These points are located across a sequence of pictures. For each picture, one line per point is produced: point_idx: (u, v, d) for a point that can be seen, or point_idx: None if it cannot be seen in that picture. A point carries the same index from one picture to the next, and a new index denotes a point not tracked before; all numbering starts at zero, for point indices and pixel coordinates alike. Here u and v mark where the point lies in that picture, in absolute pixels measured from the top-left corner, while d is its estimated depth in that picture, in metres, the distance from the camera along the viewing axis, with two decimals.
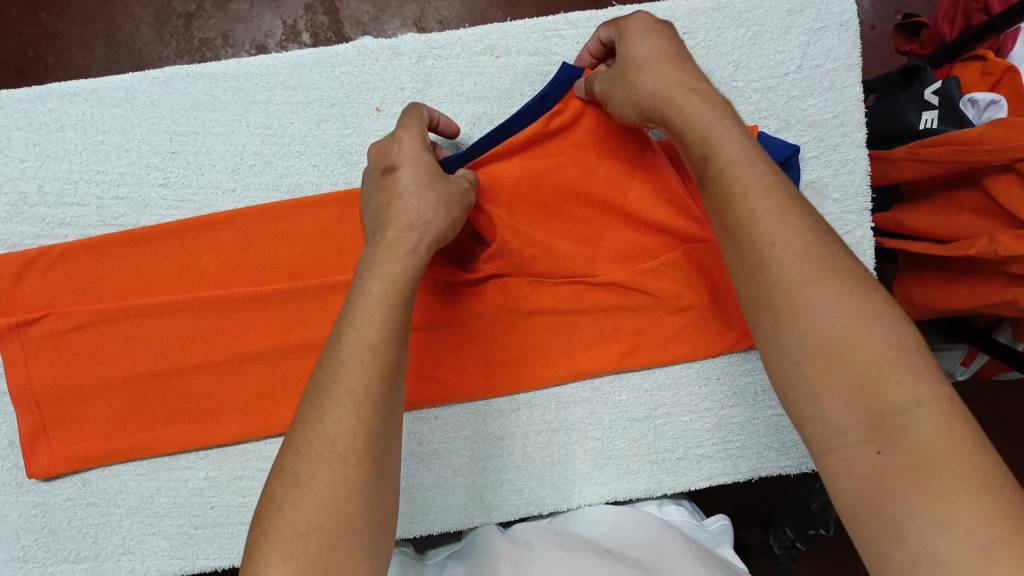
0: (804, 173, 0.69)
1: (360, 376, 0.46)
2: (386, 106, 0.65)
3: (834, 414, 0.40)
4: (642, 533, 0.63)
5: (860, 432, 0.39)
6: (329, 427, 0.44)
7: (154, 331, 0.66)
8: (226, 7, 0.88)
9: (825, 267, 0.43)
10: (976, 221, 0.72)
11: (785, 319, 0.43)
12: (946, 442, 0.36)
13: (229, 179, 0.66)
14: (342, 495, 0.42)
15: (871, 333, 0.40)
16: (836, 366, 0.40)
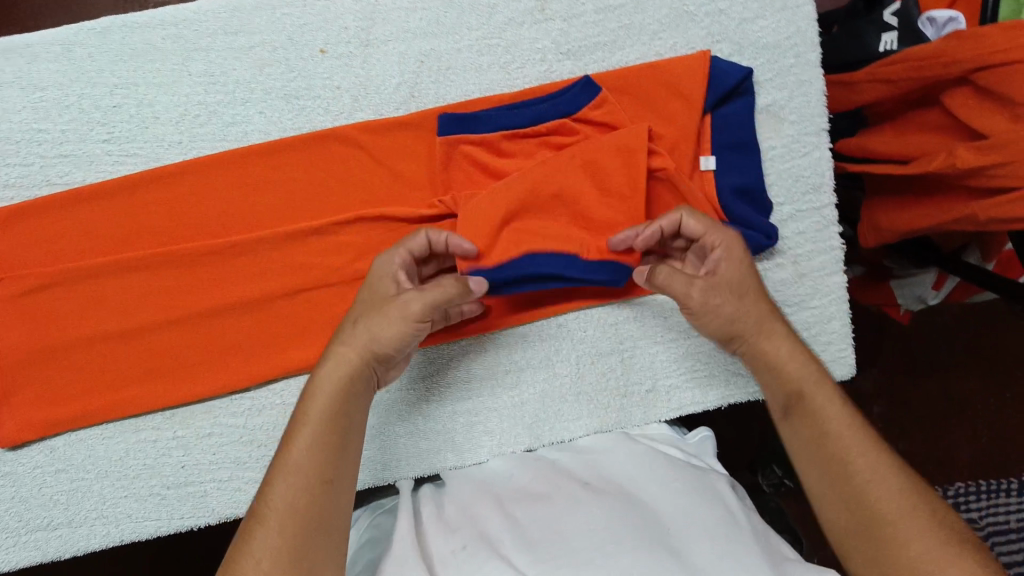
0: (760, 97, 0.68)
1: (304, 459, 0.49)
2: (330, 47, 0.64)
3: (877, 542, 0.46)
4: (647, 466, 0.61)
5: (886, 545, 0.45)
6: (284, 514, 0.47)
7: (110, 290, 0.64)
8: None
9: (876, 447, 0.49)
10: (936, 139, 0.72)
11: (843, 509, 0.48)
12: (942, 558, 0.43)
13: (175, 131, 0.64)
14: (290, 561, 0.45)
15: (914, 497, 0.46)
16: (895, 535, 0.45)
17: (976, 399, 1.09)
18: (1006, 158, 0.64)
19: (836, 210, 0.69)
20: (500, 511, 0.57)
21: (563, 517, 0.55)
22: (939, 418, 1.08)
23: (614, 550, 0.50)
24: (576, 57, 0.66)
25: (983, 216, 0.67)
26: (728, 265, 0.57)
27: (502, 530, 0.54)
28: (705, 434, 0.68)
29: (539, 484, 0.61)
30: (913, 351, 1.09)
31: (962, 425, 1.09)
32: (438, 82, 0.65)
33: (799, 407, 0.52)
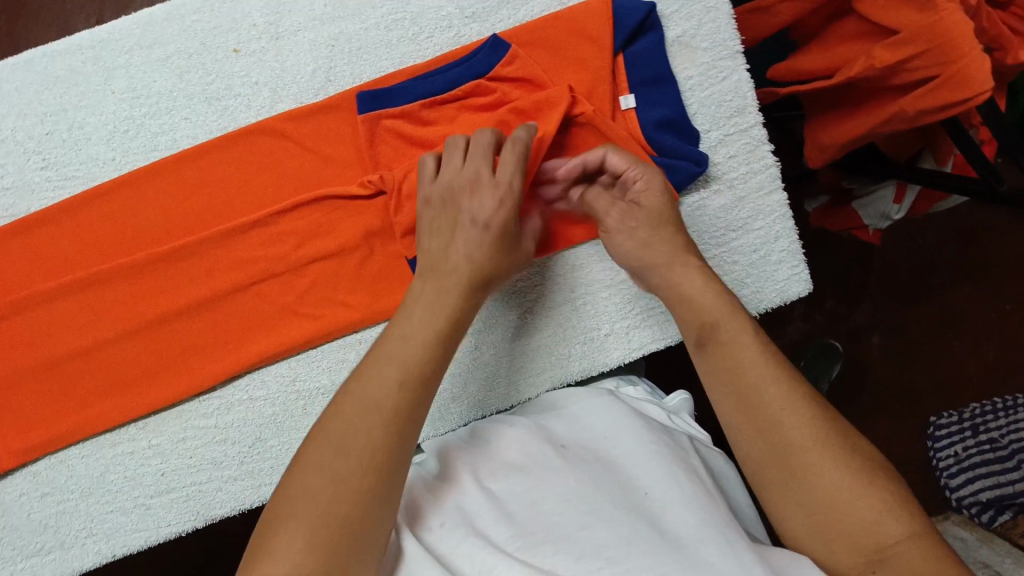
0: (668, 30, 0.69)
1: (354, 444, 0.45)
2: (243, 45, 0.66)
3: (807, 467, 0.47)
4: (608, 421, 0.62)
5: (814, 466, 0.47)
6: (350, 458, 0.45)
7: (67, 311, 0.67)
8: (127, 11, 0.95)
9: (789, 377, 0.51)
10: (857, 47, 0.71)
11: (763, 441, 0.49)
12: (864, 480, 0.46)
13: (108, 149, 0.67)
14: (350, 513, 0.43)
15: (826, 430, 0.48)
16: (805, 470, 0.47)
17: (975, 316, 1.08)
18: (921, 47, 0.64)
19: (765, 128, 0.69)
20: (475, 483, 0.57)
21: (538, 481, 0.55)
22: (938, 340, 1.08)
23: (592, 520, 0.50)
24: (483, 18, 0.68)
25: (910, 111, 0.67)
26: (641, 229, 0.62)
27: (476, 499, 0.55)
28: (683, 396, 0.70)
29: (517, 449, 0.60)
30: (901, 276, 1.08)
31: (964, 344, 1.08)
32: (352, 63, 0.67)
33: (714, 344, 0.54)
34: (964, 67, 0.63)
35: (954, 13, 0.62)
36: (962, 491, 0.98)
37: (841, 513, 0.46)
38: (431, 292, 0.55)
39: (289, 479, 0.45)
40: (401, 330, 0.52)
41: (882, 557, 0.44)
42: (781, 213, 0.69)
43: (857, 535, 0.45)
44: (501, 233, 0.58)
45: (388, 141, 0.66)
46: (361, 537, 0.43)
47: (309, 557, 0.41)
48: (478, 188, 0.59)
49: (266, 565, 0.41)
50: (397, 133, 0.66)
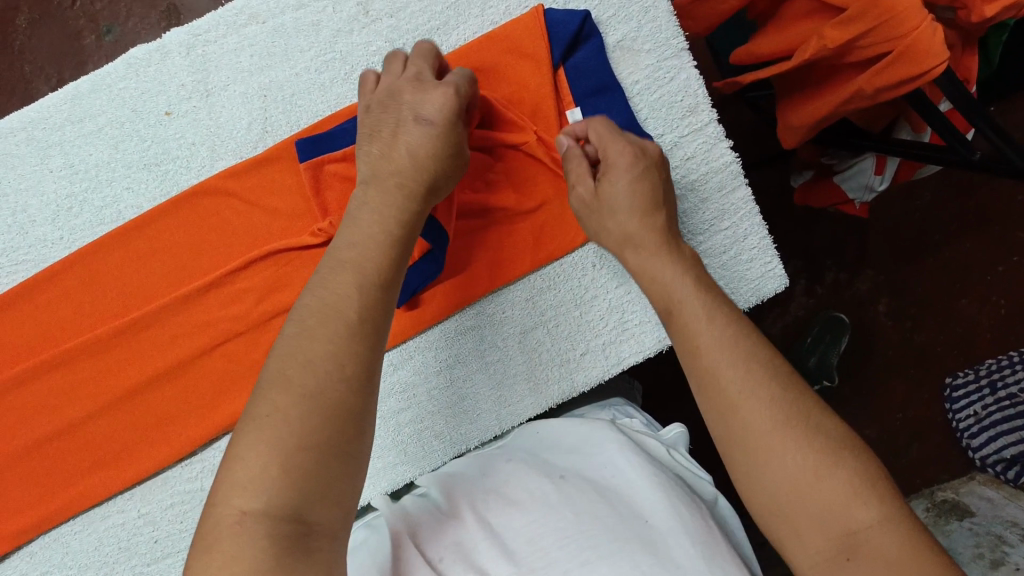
0: (607, 36, 0.67)
1: (323, 358, 0.43)
2: (174, 108, 0.65)
3: (779, 449, 0.43)
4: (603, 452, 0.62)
5: (786, 444, 0.43)
6: (315, 374, 0.43)
7: (39, 394, 0.67)
8: (85, 69, 0.95)
9: (753, 364, 0.47)
10: (808, 25, 0.68)
11: (726, 424, 0.46)
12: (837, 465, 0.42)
13: (54, 229, 0.66)
14: (326, 439, 0.41)
15: (793, 412, 0.44)
16: (765, 455, 0.44)
17: (980, 270, 1.04)
18: (868, 24, 0.61)
19: (721, 125, 0.66)
20: (476, 520, 0.57)
21: (540, 519, 0.54)
22: (946, 298, 1.04)
23: (592, 559, 0.50)
24: (414, 48, 0.66)
25: (868, 90, 0.64)
26: (619, 181, 0.57)
27: (477, 535, 0.55)
28: (678, 428, 0.69)
29: (518, 486, 0.59)
30: (902, 236, 1.04)
31: (972, 301, 1.04)
32: (287, 111, 0.65)
33: (673, 329, 0.52)
34: (915, 41, 0.60)
35: None
36: (985, 450, 0.96)
37: (808, 501, 0.42)
38: (377, 193, 0.54)
39: (255, 401, 0.43)
40: (352, 235, 0.51)
41: (851, 545, 0.41)
42: (748, 211, 0.67)
43: (823, 523, 0.42)
44: (449, 127, 0.56)
45: (331, 188, 0.64)
46: (340, 451, 0.41)
47: (289, 482, 0.39)
48: (421, 86, 0.57)
49: (245, 495, 0.39)
50: (342, 176, 0.64)
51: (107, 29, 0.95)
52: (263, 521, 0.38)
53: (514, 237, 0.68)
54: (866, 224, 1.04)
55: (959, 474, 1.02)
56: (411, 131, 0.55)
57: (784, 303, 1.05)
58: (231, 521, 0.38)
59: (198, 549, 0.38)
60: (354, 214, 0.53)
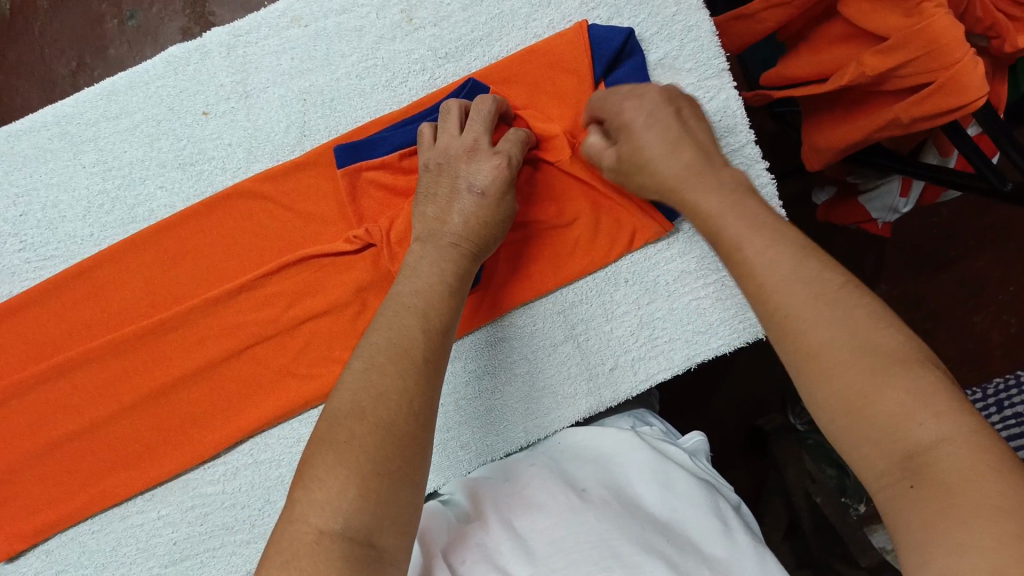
0: (649, 54, 0.67)
1: (395, 392, 0.47)
2: (212, 108, 0.65)
3: (843, 372, 0.39)
4: (625, 467, 0.61)
5: (855, 361, 0.39)
6: (386, 405, 0.46)
7: (63, 393, 0.66)
8: (106, 55, 0.94)
9: (801, 282, 0.42)
10: (847, 50, 0.68)
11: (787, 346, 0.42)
12: (915, 393, 0.37)
13: (84, 225, 0.66)
14: (397, 468, 0.43)
15: (859, 330, 0.40)
16: (823, 373, 0.40)
17: (995, 285, 1.05)
18: (909, 55, 0.61)
19: (758, 146, 0.67)
20: (501, 523, 0.56)
21: (565, 523, 0.53)
22: (960, 313, 1.05)
23: (613, 565, 0.49)
24: (456, 58, 0.66)
25: (905, 118, 0.65)
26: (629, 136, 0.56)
27: (500, 538, 0.54)
28: (699, 437, 0.69)
29: (542, 490, 0.59)
30: (916, 252, 1.05)
31: (985, 317, 1.05)
32: (326, 116, 0.65)
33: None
34: (956, 74, 0.60)
35: (941, 19, 0.59)
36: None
37: (870, 421, 0.38)
38: (434, 249, 0.57)
39: (331, 428, 0.45)
40: (416, 282, 0.55)
41: (914, 463, 0.36)
42: None
43: (885, 441, 0.37)
44: (500, 199, 0.59)
45: (369, 195, 0.64)
46: (408, 479, 0.43)
47: (364, 506, 0.41)
48: (475, 155, 0.60)
49: (322, 515, 0.41)
50: (378, 184, 0.64)
51: (131, 14, 0.94)
52: (339, 539, 0.39)
53: (544, 250, 0.68)
54: (882, 239, 1.04)
55: None
56: (464, 201, 0.59)
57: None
58: (309, 538, 0.39)
59: (276, 562, 0.39)
60: (413, 266, 0.57)
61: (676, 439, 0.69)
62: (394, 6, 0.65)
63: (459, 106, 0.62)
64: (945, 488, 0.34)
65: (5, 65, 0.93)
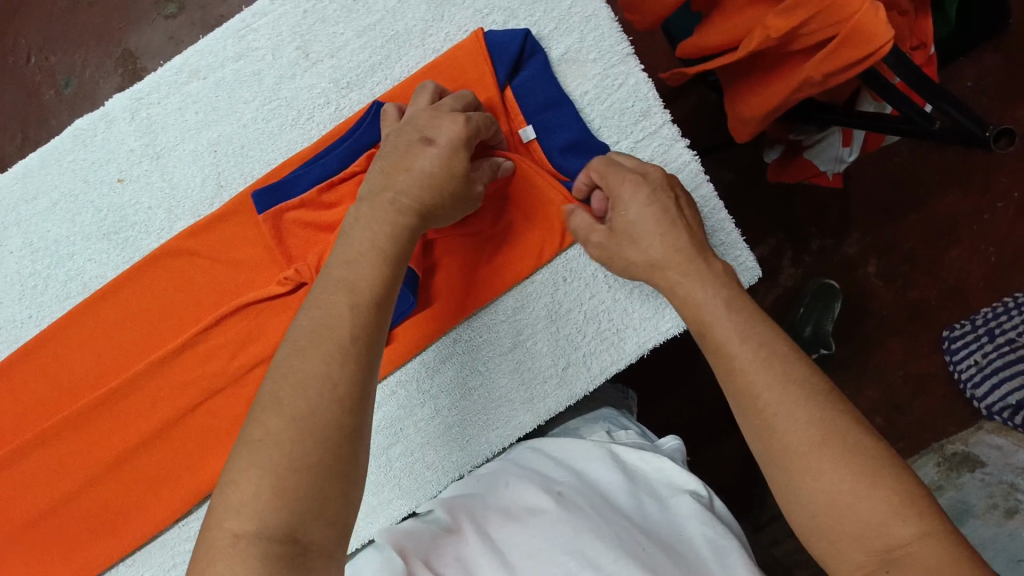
0: (551, 51, 0.66)
1: (315, 382, 0.43)
2: (126, 173, 0.66)
3: (781, 403, 0.43)
4: (599, 475, 0.59)
5: (775, 396, 0.43)
6: (307, 393, 0.43)
7: (28, 474, 0.67)
8: (48, 124, 0.94)
9: (750, 334, 0.46)
10: (752, 15, 0.65)
11: (729, 386, 0.46)
12: (821, 428, 0.42)
13: (21, 307, 0.66)
14: (317, 459, 0.41)
15: (790, 371, 0.44)
16: (770, 421, 0.43)
17: (966, 218, 1.03)
18: (810, 12, 0.59)
19: (675, 125, 0.66)
20: (478, 534, 0.54)
21: (543, 537, 0.52)
22: (936, 253, 1.03)
23: None
24: (358, 85, 0.66)
25: (818, 77, 0.63)
26: (630, 209, 0.53)
27: (483, 556, 0.52)
28: (677, 440, 0.66)
29: (517, 501, 0.57)
30: (880, 194, 1.03)
31: (962, 250, 1.03)
32: (238, 163, 0.66)
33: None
34: (857, 24, 0.58)
35: None
36: (990, 398, 0.96)
37: (793, 467, 0.42)
38: (368, 211, 0.53)
39: (249, 423, 0.43)
40: (344, 254, 0.50)
41: (831, 507, 0.40)
42: (713, 207, 0.66)
43: (806, 486, 0.41)
44: (457, 153, 0.55)
45: (297, 233, 0.64)
46: (334, 472, 0.41)
47: (281, 504, 0.40)
48: (437, 116, 0.57)
49: (238, 517, 0.40)
50: (303, 223, 0.63)
51: (66, 81, 0.94)
52: (255, 541, 0.39)
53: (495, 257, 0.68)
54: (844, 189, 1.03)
55: (967, 426, 1.02)
56: (418, 151, 0.55)
57: (773, 274, 1.04)
58: (224, 543, 0.39)
59: (197, 566, 0.39)
60: (346, 231, 0.52)
61: (650, 441, 0.67)
62: (288, 46, 0.65)
63: (435, 87, 0.60)
64: (860, 532, 0.40)
65: None
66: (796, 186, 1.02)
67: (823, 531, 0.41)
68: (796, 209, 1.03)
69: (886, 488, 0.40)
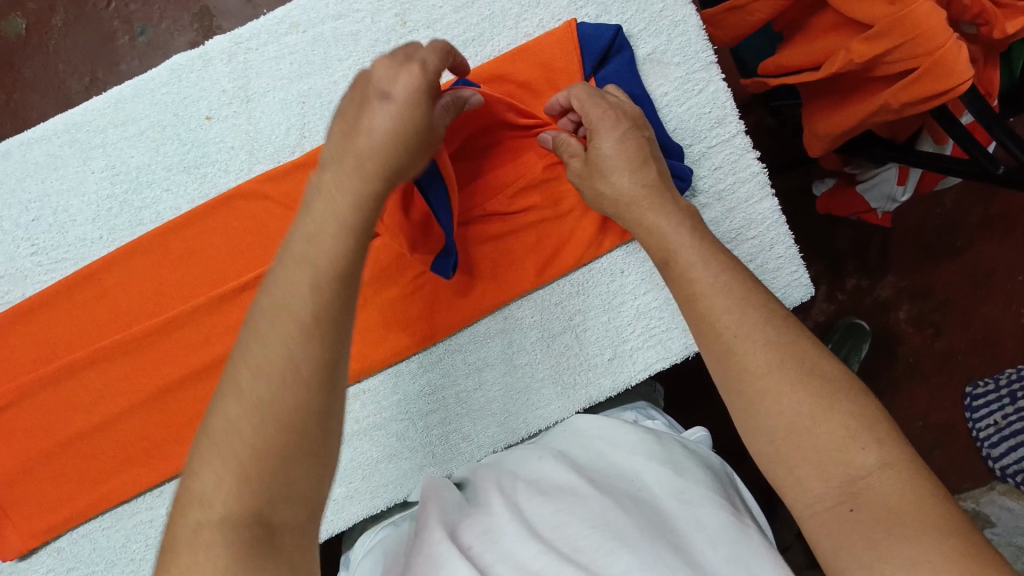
0: (638, 49, 0.69)
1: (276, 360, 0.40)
2: (215, 112, 0.68)
3: (756, 345, 0.45)
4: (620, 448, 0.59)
5: (772, 358, 0.45)
6: (264, 375, 0.40)
7: (73, 392, 0.67)
8: (118, 69, 0.96)
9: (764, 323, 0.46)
10: (836, 39, 0.67)
11: (708, 337, 0.48)
12: (777, 366, 0.45)
13: (94, 228, 0.68)
14: (279, 445, 0.39)
15: (803, 354, 0.45)
16: (729, 344, 0.46)
17: (1002, 276, 1.04)
18: (896, 41, 0.61)
19: (748, 136, 0.68)
20: (507, 506, 0.53)
21: (574, 510, 0.51)
22: (967, 306, 1.04)
23: (617, 546, 0.46)
24: None
25: (895, 104, 0.65)
26: (606, 139, 0.58)
27: (510, 520, 0.51)
28: (702, 430, 0.66)
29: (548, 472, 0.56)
30: (921, 241, 1.04)
31: (993, 307, 1.04)
32: (324, 117, 0.68)
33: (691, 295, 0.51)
34: (941, 58, 0.60)
35: (923, 5, 0.59)
36: (1005, 459, 0.98)
37: (752, 390, 0.45)
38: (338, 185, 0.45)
39: (212, 403, 0.41)
40: None
41: (791, 432, 0.43)
42: (774, 218, 0.68)
43: (765, 410, 0.44)
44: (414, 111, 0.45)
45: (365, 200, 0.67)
46: (302, 456, 0.39)
47: (244, 491, 0.38)
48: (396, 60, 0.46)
49: (201, 508, 0.38)
50: None
51: (141, 30, 0.96)
52: (219, 529, 0.37)
53: (541, 242, 0.69)
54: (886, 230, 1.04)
55: (981, 482, 1.03)
56: (374, 111, 0.45)
57: (805, 307, 1.05)
58: (188, 532, 0.37)
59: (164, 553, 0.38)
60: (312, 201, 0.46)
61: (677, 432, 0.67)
62: (388, 12, 0.68)
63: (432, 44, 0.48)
64: (821, 459, 0.42)
65: (20, 80, 0.95)
66: (840, 221, 1.03)
67: (781, 456, 0.43)
68: (837, 246, 1.04)
69: (842, 412, 0.42)
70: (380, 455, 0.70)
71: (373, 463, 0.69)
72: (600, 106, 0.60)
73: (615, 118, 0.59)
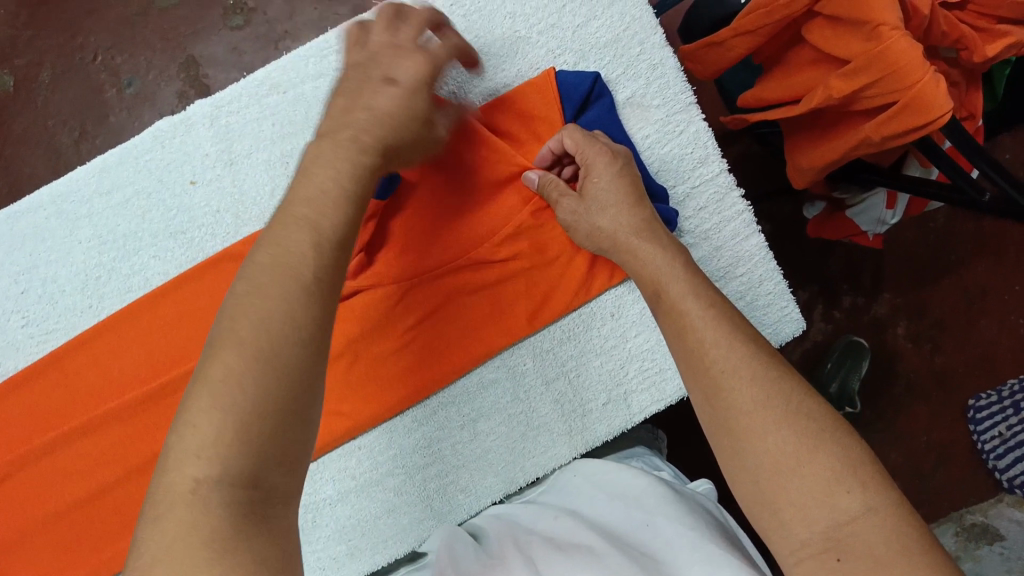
0: (617, 94, 0.69)
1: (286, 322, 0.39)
2: (198, 177, 0.69)
3: (741, 396, 0.45)
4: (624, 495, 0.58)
5: (762, 407, 0.44)
6: (271, 333, 0.38)
7: (67, 460, 0.67)
8: (106, 122, 0.94)
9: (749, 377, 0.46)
10: (814, 74, 0.68)
11: (701, 383, 0.48)
12: (763, 405, 0.44)
13: (83, 297, 0.68)
14: (282, 403, 0.37)
15: (791, 397, 0.44)
16: (718, 380, 0.47)
17: (998, 290, 1.04)
18: (873, 77, 0.61)
19: (731, 174, 0.68)
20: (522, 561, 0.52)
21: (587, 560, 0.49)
22: (964, 321, 1.04)
23: None
24: None
25: (876, 138, 0.65)
26: (601, 179, 0.61)
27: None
28: (707, 483, 0.66)
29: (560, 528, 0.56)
30: (916, 257, 1.04)
31: (991, 320, 1.04)
32: None
33: (677, 343, 0.50)
34: (918, 93, 0.60)
35: (900, 40, 0.59)
36: (1011, 471, 0.96)
37: (742, 429, 0.44)
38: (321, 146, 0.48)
39: (207, 358, 0.38)
40: None
41: (776, 471, 0.42)
42: (762, 255, 0.68)
43: (753, 444, 0.44)
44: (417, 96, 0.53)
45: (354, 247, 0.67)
46: (297, 416, 0.38)
47: (241, 449, 0.35)
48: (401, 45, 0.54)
49: (197, 463, 0.35)
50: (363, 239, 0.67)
51: (129, 81, 0.95)
52: (219, 489, 0.34)
53: (529, 290, 0.69)
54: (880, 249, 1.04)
55: (988, 496, 1.02)
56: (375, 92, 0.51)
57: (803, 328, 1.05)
58: (183, 491, 0.34)
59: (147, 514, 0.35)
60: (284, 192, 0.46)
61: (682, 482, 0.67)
62: None
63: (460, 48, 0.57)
64: (807, 501, 0.41)
65: (7, 136, 0.94)
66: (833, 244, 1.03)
67: (766, 499, 0.42)
68: (832, 266, 1.03)
69: (828, 452, 0.42)
70: (379, 510, 0.69)
71: (371, 519, 0.69)
72: (595, 150, 0.62)
73: (610, 161, 0.62)
